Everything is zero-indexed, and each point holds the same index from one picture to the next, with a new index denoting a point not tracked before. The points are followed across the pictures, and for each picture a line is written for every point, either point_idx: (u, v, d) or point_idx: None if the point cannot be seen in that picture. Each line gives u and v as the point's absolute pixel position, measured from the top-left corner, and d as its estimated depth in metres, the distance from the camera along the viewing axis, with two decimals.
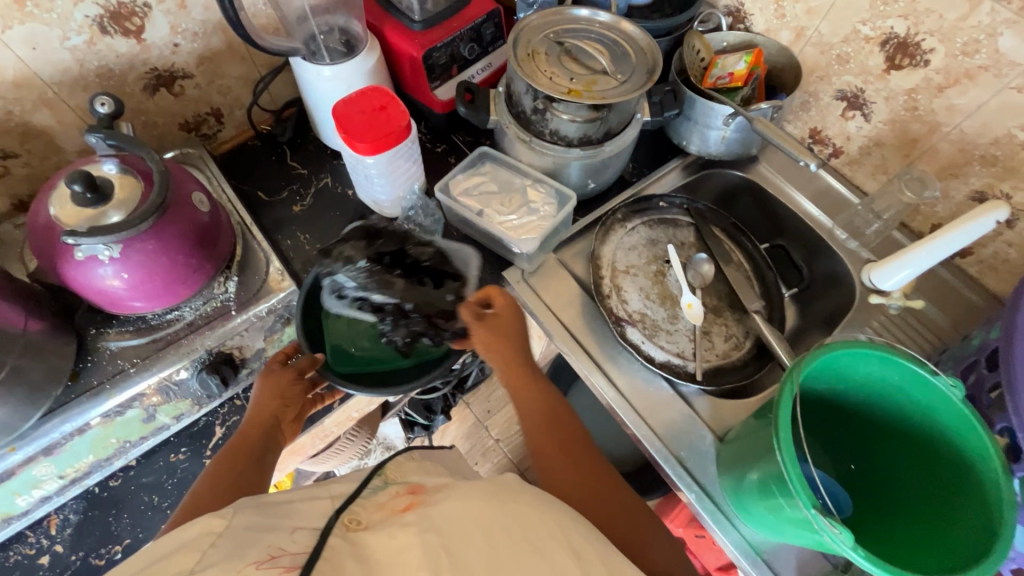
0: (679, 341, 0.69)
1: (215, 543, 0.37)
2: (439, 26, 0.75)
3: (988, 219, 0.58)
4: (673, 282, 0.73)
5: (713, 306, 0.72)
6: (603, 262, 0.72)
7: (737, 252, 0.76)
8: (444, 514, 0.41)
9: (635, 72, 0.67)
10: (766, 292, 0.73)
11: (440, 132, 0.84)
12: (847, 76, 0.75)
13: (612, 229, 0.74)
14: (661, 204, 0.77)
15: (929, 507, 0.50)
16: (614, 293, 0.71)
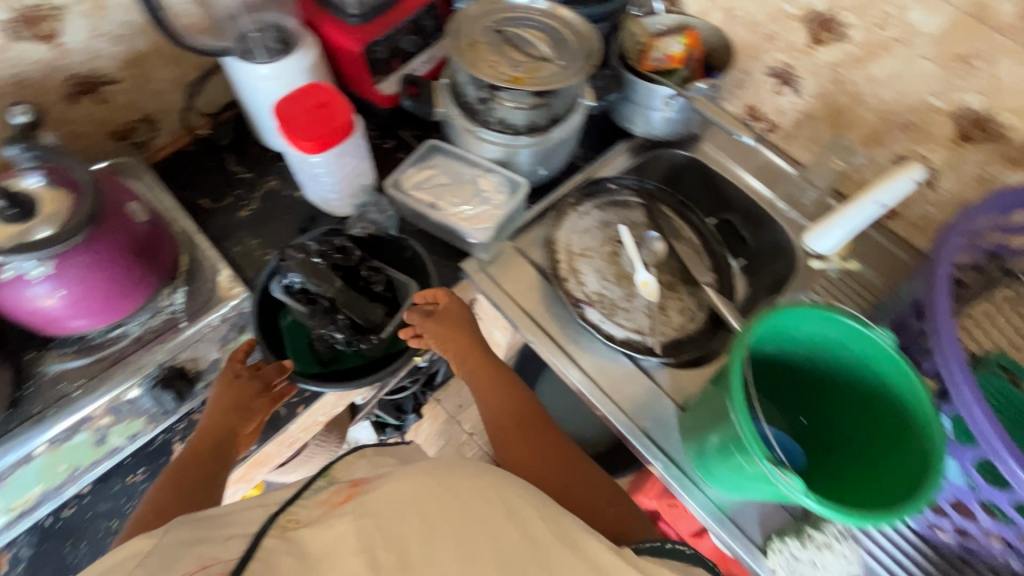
0: (637, 318, 0.71)
1: (140, 563, 0.40)
2: (377, 19, 0.74)
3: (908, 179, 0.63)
4: (627, 261, 0.74)
5: (667, 282, 0.75)
6: (559, 247, 0.73)
7: (686, 228, 0.78)
8: (381, 498, 0.41)
9: (575, 58, 0.68)
10: (716, 263, 0.76)
11: (388, 127, 0.84)
12: (776, 53, 0.78)
13: (565, 213, 0.76)
14: (612, 185, 0.78)
15: (873, 451, 0.54)
16: (571, 276, 0.72)
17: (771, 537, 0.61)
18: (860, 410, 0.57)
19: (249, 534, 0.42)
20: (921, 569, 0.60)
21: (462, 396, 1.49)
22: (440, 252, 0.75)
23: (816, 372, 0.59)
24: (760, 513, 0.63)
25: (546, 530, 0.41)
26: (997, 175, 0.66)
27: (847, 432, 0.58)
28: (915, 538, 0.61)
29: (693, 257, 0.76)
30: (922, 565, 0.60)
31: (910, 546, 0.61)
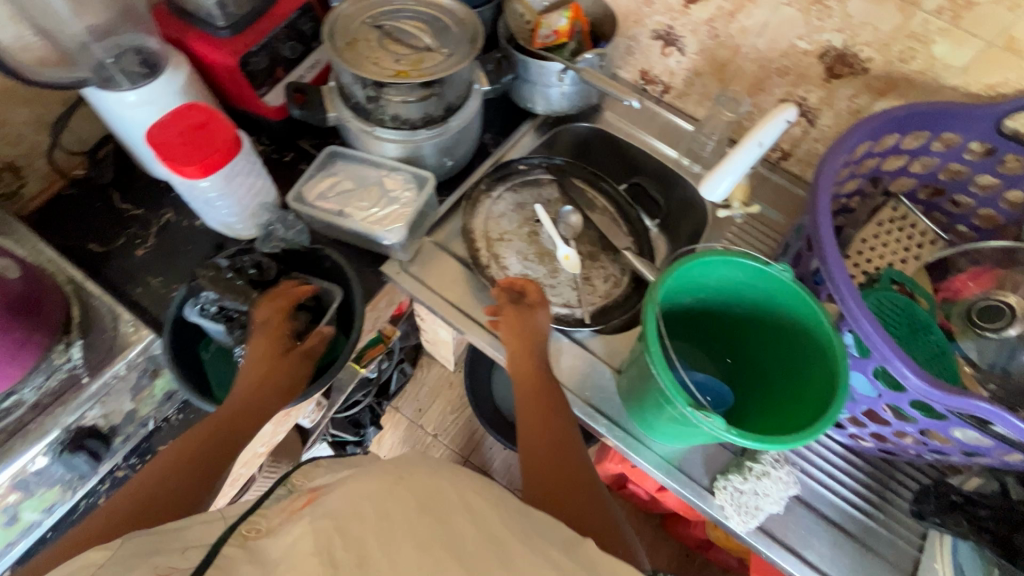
0: (563, 293, 0.73)
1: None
2: (249, 29, 0.70)
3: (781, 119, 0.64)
4: (547, 239, 0.76)
5: (587, 252, 0.77)
6: (476, 233, 0.74)
7: (599, 198, 0.80)
8: (337, 498, 0.40)
9: (459, 44, 0.67)
10: (633, 228, 0.78)
11: (284, 140, 0.81)
12: (656, 16, 0.80)
13: (478, 201, 0.76)
14: (521, 167, 0.79)
15: (790, 377, 0.58)
16: (493, 261, 0.73)
17: (717, 477, 0.63)
18: (774, 342, 0.60)
19: (208, 544, 0.39)
20: (854, 478, 0.65)
21: (420, 399, 1.47)
22: (357, 258, 0.73)
23: (732, 313, 0.63)
24: (704, 455, 0.65)
25: (502, 526, 0.39)
26: (866, 106, 0.71)
27: (766, 365, 0.62)
28: (844, 451, 0.66)
29: (612, 226, 0.79)
30: (855, 474, 0.65)
31: (841, 459, 0.65)
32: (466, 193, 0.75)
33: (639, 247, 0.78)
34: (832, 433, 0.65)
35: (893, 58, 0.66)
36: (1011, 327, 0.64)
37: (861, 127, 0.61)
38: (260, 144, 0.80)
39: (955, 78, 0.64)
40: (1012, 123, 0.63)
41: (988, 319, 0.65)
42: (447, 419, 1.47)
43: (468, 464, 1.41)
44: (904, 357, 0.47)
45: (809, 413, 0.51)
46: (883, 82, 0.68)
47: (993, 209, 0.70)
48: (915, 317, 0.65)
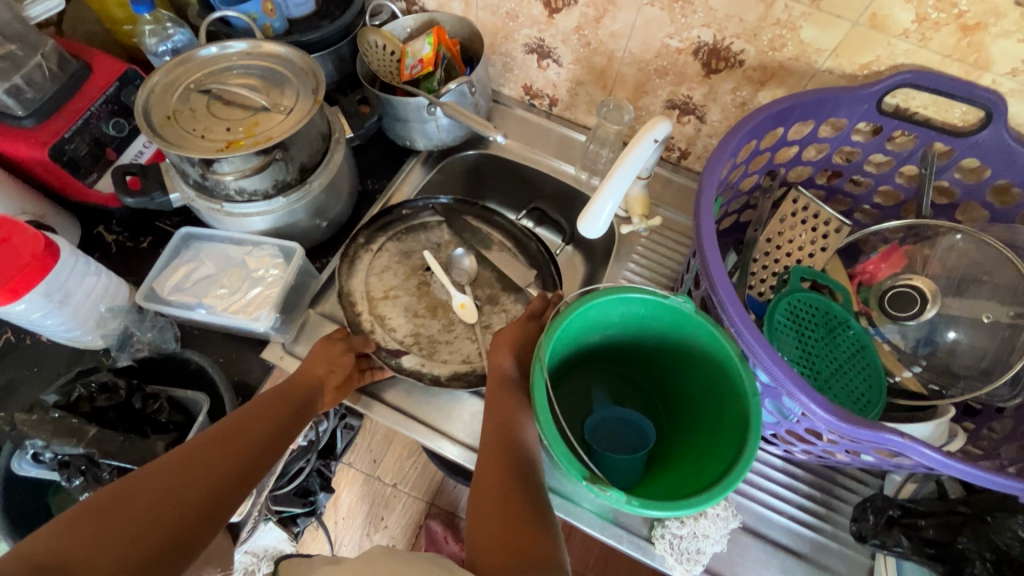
0: (462, 348, 0.66)
1: None
2: (58, 114, 0.62)
3: (648, 141, 0.59)
4: (440, 288, 0.69)
5: (487, 296, 0.70)
6: (355, 296, 0.67)
7: (495, 233, 0.74)
8: None
9: (299, 96, 0.60)
10: (535, 258, 0.73)
11: (139, 225, 0.71)
12: (524, 30, 0.75)
13: (357, 257, 0.69)
14: (405, 211, 0.73)
15: (709, 411, 0.53)
16: (377, 325, 0.66)
17: (654, 525, 0.58)
18: (685, 368, 0.55)
19: None
20: (797, 492, 0.61)
21: (373, 450, 1.40)
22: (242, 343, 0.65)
23: (641, 342, 0.58)
24: None
25: None
26: (750, 98, 0.68)
27: (684, 393, 0.57)
28: (783, 465, 0.62)
29: (515, 258, 0.73)
30: (797, 487, 0.61)
31: (782, 475, 0.62)
32: (344, 252, 0.69)
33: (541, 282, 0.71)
34: (768, 449, 0.62)
35: (765, 48, 0.62)
36: (925, 311, 0.62)
37: (740, 129, 0.57)
38: (110, 232, 0.70)
39: (828, 61, 0.60)
40: (894, 99, 0.60)
41: (899, 306, 0.63)
42: (405, 465, 1.39)
43: (434, 509, 1.35)
44: (809, 392, 0.44)
45: (725, 451, 0.47)
46: (761, 73, 0.65)
47: (891, 185, 0.68)
48: (829, 315, 0.63)
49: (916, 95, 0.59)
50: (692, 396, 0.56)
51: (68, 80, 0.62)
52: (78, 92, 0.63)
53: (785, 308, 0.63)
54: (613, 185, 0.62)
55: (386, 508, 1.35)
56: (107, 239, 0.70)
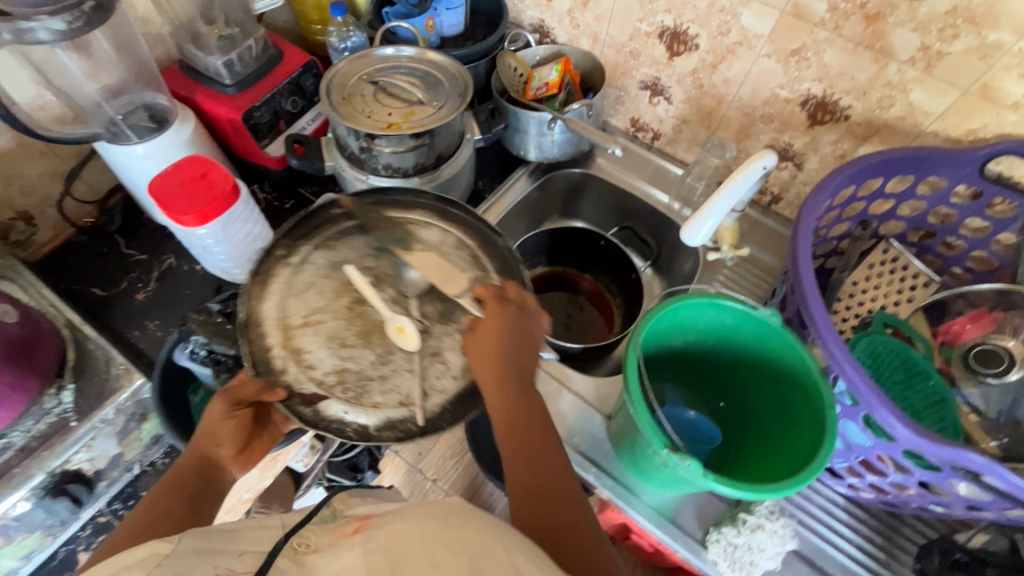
0: (400, 386, 0.57)
1: (158, 565, 0.36)
2: (254, 86, 0.75)
3: (758, 167, 0.66)
4: (375, 311, 0.60)
5: (436, 314, 0.59)
6: (266, 325, 0.57)
7: (453, 228, 0.64)
8: (390, 535, 0.41)
9: (449, 97, 0.70)
10: (482, 269, 0.61)
11: (286, 188, 0.82)
12: (643, 68, 0.83)
13: (273, 273, 0.60)
14: (338, 210, 0.64)
15: (781, 426, 0.56)
16: (291, 361, 0.56)
17: (709, 530, 0.61)
18: (758, 379, 0.59)
19: (262, 552, 0.40)
20: (857, 533, 0.61)
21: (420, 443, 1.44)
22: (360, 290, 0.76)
23: (715, 353, 0.61)
24: (696, 506, 0.64)
25: None
26: (850, 151, 0.72)
27: (756, 408, 0.60)
28: (846, 503, 0.63)
29: (443, 265, 0.60)
30: (858, 529, 0.62)
31: (843, 513, 0.63)
32: (260, 266, 0.59)
33: None
34: (831, 484, 0.63)
35: (872, 106, 0.67)
36: (1012, 372, 0.62)
37: (839, 172, 0.62)
38: (263, 192, 0.82)
39: (934, 124, 0.65)
40: (997, 166, 0.63)
41: (989, 365, 0.63)
42: (447, 464, 1.43)
43: None
44: (889, 406, 0.47)
45: (801, 452, 0.50)
46: (865, 128, 0.69)
47: (985, 251, 0.70)
48: (910, 361, 0.66)
49: (1021, 165, 0.62)
50: (764, 411, 0.59)
51: (267, 61, 0.76)
52: (271, 72, 0.77)
53: (865, 347, 0.67)
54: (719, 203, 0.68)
55: None
56: (260, 196, 0.82)
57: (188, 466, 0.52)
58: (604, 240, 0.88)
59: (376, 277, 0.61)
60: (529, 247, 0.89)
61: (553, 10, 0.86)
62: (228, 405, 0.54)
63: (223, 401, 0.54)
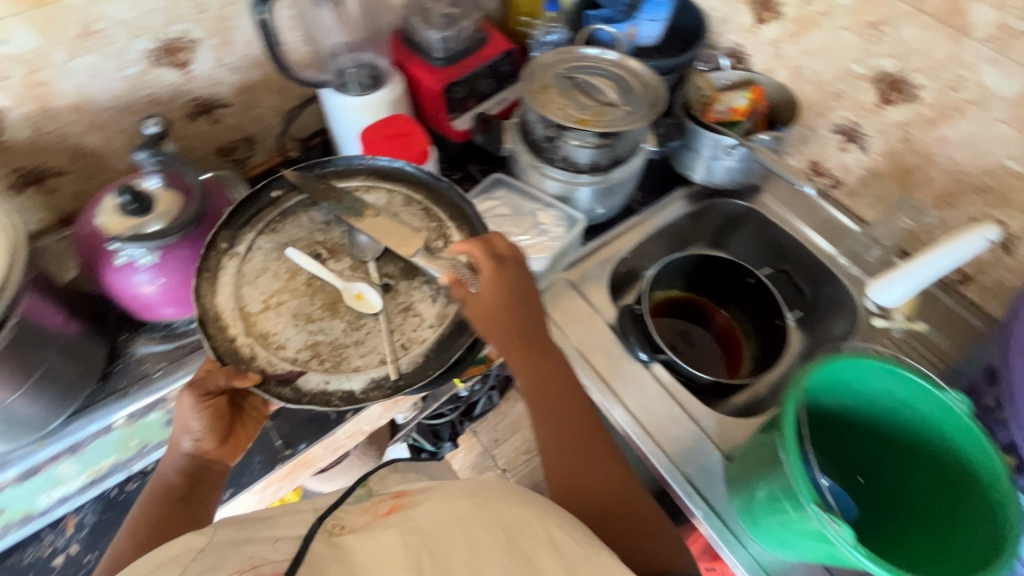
0: (376, 346, 0.58)
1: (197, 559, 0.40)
2: (458, 63, 0.81)
3: (978, 238, 0.64)
4: (328, 284, 0.61)
5: (403, 269, 0.63)
6: (226, 316, 0.57)
7: (399, 185, 0.67)
8: (425, 515, 0.44)
9: (639, 105, 0.71)
10: (438, 219, 0.65)
11: (457, 161, 0.88)
12: (842, 111, 0.79)
13: (216, 267, 0.59)
14: (276, 194, 0.65)
15: (937, 520, 0.51)
16: (261, 345, 0.56)
17: None
18: (910, 458, 0.55)
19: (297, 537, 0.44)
20: None
21: (498, 430, 1.46)
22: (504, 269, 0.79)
23: (854, 420, 0.57)
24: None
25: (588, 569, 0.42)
26: None
27: (904, 493, 0.55)
28: None
29: (397, 225, 0.62)
30: None
31: None
32: (203, 265, 0.59)
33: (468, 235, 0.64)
34: None
35: None
36: None
37: None
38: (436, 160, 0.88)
39: None
40: None
41: None
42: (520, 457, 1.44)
43: None
44: None
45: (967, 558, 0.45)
46: None
47: None
48: None
49: None
50: (914, 498, 0.54)
51: (474, 43, 0.82)
52: (475, 53, 0.82)
53: None
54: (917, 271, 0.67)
55: None
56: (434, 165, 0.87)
57: (172, 472, 0.56)
58: (752, 278, 0.84)
59: (328, 250, 0.63)
60: (672, 269, 0.87)
61: (757, 37, 0.84)
62: (197, 396, 0.53)
63: (192, 393, 0.53)
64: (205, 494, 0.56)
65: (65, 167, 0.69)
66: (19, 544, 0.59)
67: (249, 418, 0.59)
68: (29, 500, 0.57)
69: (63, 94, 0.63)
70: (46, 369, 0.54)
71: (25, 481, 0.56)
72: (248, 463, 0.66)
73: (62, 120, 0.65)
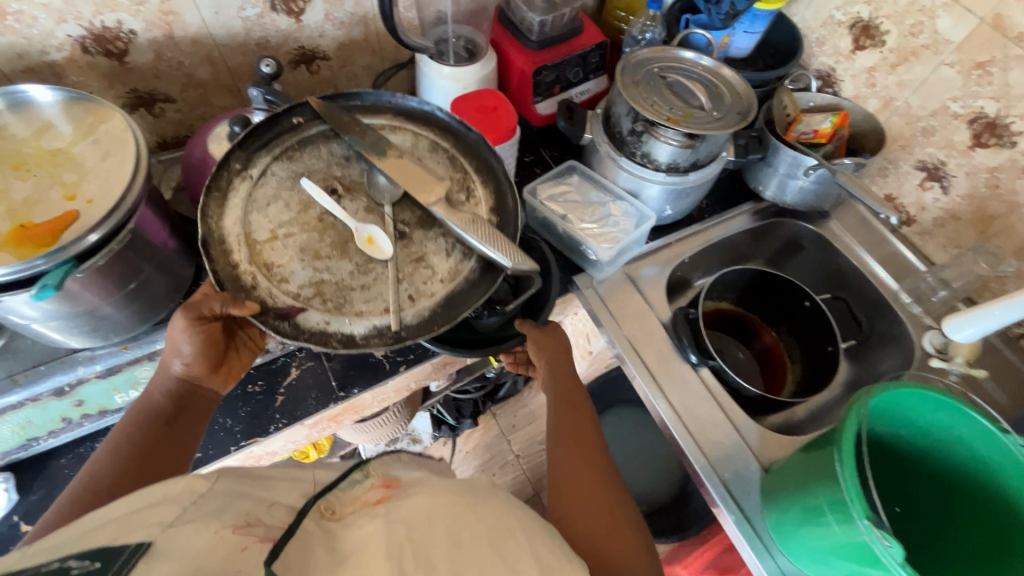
0: (382, 293, 0.57)
1: (197, 501, 0.38)
2: (551, 48, 0.82)
3: None
4: (340, 222, 0.59)
5: (420, 219, 0.62)
6: (231, 240, 0.56)
7: (422, 129, 0.66)
8: (413, 507, 0.45)
9: (728, 112, 0.72)
10: (462, 170, 0.65)
11: (532, 144, 0.89)
12: (930, 148, 0.78)
13: (226, 185, 0.58)
14: (297, 121, 0.63)
15: (979, 561, 0.52)
16: (264, 275, 0.55)
17: None
18: (941, 491, 0.56)
19: (288, 504, 0.44)
20: None
21: (517, 416, 1.47)
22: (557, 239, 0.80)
23: (890, 450, 0.58)
24: None
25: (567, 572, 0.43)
26: None
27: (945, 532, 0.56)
28: None
29: (421, 172, 0.61)
30: None
31: None
32: (215, 182, 0.57)
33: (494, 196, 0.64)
34: None
35: None
36: None
37: None
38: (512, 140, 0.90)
39: None
40: None
41: None
42: (535, 446, 1.45)
43: (537, 498, 1.39)
44: None
45: None
46: None
47: None
48: None
49: None
50: (956, 537, 0.55)
51: (570, 30, 0.83)
52: (569, 41, 0.83)
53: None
54: (997, 312, 0.65)
55: (500, 469, 1.42)
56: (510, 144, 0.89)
57: (160, 394, 0.56)
58: (810, 302, 0.83)
59: (344, 185, 0.62)
60: (728, 280, 0.87)
61: (852, 63, 0.84)
62: (191, 319, 0.53)
63: (185, 316, 0.53)
64: (193, 420, 0.57)
65: (174, 95, 0.73)
66: (92, 436, 0.65)
67: (243, 348, 0.61)
68: (108, 396, 0.63)
69: (187, 25, 0.67)
70: (143, 280, 0.58)
71: (106, 378, 0.61)
72: (303, 399, 0.69)
73: (180, 49, 0.68)
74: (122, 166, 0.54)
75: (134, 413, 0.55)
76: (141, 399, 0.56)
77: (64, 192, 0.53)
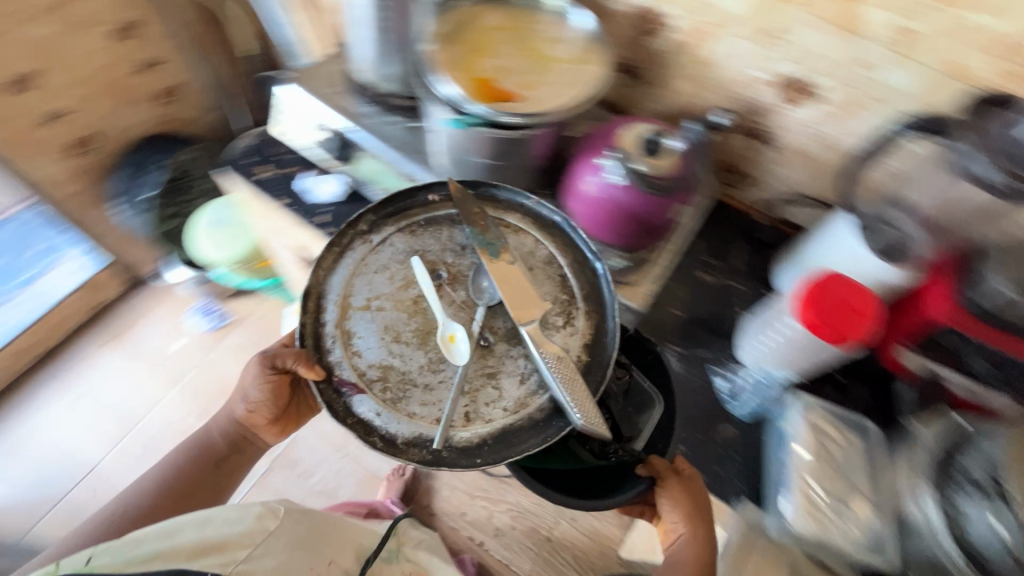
0: (440, 401, 0.63)
1: (261, 541, 0.79)
2: (989, 326, 0.59)
3: None
4: (429, 309, 0.67)
5: (508, 331, 0.67)
6: (335, 299, 0.67)
7: (550, 240, 0.72)
8: None
9: None
10: (578, 303, 0.69)
11: (863, 376, 0.75)
12: None
13: (354, 246, 0.70)
14: (432, 198, 0.74)
15: None
16: (341, 342, 0.65)
17: None
18: None
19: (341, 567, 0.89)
20: None
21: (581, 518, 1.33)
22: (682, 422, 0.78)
23: None
24: None
25: None
26: None
27: None
28: None
29: (525, 285, 0.67)
30: None
31: None
32: (340, 240, 0.70)
33: (598, 343, 0.67)
34: None
35: None
36: None
37: None
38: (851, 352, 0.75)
39: None
40: None
41: None
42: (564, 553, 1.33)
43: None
44: None
45: None
46: None
47: None
48: None
49: None
50: None
51: None
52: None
53: None
54: None
55: (522, 526, 1.34)
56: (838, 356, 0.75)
57: (220, 437, 0.90)
58: None
59: (449, 274, 0.69)
60: None
61: None
62: (264, 368, 0.80)
63: (262, 362, 0.80)
64: (233, 464, 0.92)
65: (648, 82, 0.83)
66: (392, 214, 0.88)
67: (303, 404, 0.91)
68: None
69: (707, 48, 0.74)
70: (502, 165, 0.73)
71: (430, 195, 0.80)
72: None
73: (685, 59, 0.77)
74: (564, 97, 0.67)
75: (185, 452, 0.90)
76: (207, 434, 0.91)
77: (525, 81, 0.69)
